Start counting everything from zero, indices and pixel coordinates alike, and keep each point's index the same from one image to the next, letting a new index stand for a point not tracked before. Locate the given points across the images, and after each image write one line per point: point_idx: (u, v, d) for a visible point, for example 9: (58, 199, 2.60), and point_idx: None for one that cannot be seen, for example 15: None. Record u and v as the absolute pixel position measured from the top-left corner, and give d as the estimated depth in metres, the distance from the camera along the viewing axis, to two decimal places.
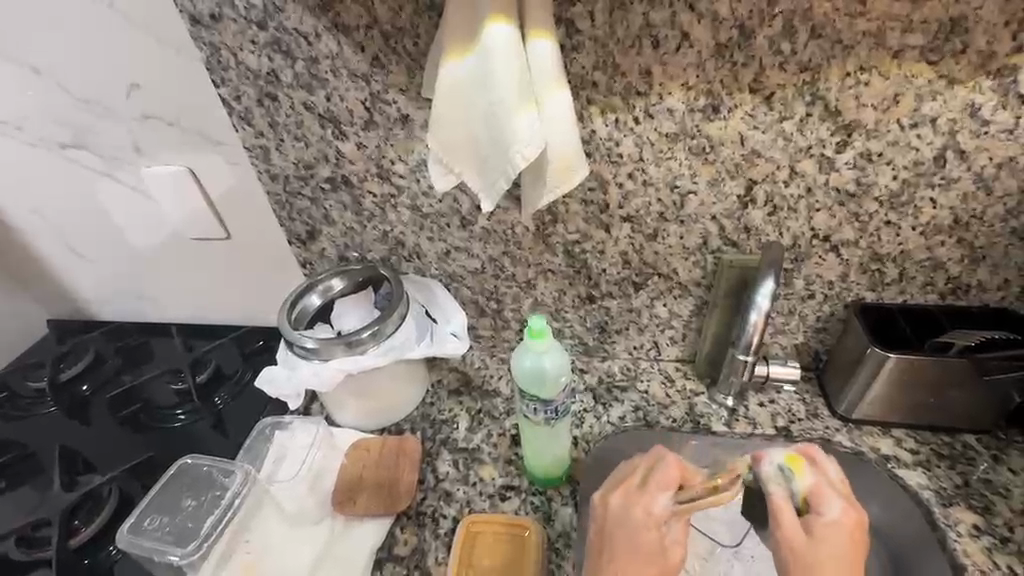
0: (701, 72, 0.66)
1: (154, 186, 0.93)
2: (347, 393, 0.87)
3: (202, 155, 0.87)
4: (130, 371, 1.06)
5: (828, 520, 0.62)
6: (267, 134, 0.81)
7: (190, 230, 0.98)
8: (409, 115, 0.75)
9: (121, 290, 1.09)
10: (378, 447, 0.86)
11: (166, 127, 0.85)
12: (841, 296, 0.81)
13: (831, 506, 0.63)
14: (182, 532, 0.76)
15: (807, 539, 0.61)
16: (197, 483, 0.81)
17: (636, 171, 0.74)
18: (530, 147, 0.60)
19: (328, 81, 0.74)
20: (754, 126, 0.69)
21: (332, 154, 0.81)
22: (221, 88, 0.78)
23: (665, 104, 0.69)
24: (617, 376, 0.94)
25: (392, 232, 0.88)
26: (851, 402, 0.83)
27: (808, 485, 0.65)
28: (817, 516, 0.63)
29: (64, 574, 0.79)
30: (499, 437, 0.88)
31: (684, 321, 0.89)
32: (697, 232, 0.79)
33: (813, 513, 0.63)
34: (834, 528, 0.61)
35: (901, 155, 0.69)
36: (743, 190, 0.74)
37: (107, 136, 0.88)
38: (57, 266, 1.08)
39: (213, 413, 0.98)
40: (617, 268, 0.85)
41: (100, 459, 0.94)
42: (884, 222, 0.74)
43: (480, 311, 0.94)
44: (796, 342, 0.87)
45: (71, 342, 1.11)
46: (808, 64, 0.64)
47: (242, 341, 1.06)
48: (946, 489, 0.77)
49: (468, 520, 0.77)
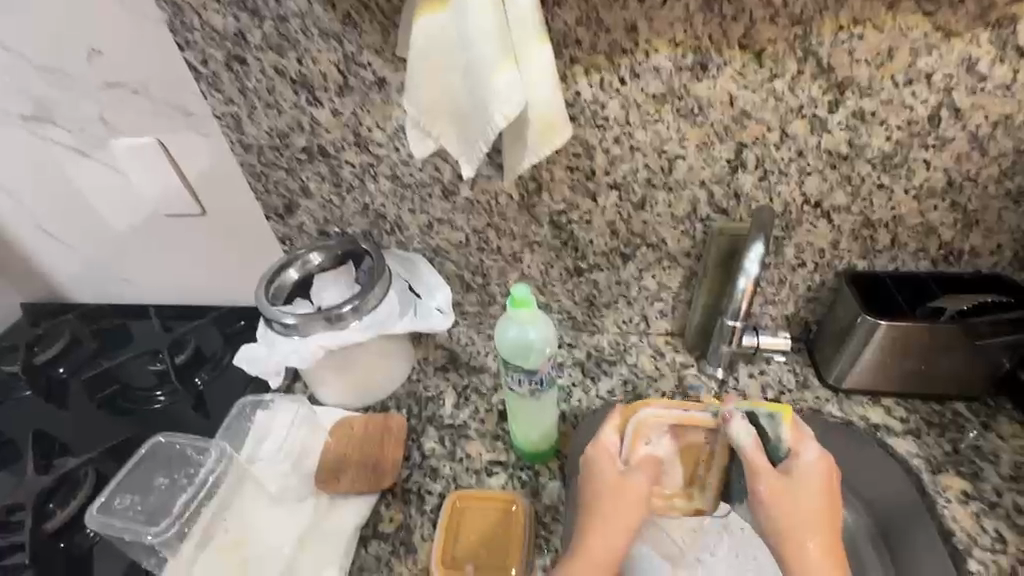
0: (688, 27, 0.63)
1: (123, 159, 0.89)
2: (329, 370, 0.85)
3: (171, 125, 0.83)
4: (108, 353, 1.03)
5: (806, 469, 0.62)
6: (238, 101, 0.77)
7: (163, 206, 0.94)
8: (385, 78, 0.72)
9: (95, 271, 1.06)
10: (362, 425, 0.84)
11: (132, 95, 0.81)
12: (832, 263, 0.80)
13: (807, 451, 0.63)
14: (153, 510, 0.74)
15: (784, 486, 0.61)
16: (172, 462, 0.80)
17: (622, 135, 0.72)
18: (510, 106, 0.56)
19: (299, 42, 0.70)
20: (744, 85, 0.66)
21: (307, 122, 0.78)
22: (187, 52, 0.74)
23: (651, 63, 0.66)
24: (605, 350, 0.92)
25: (372, 204, 0.85)
26: (840, 372, 0.82)
27: (789, 437, 0.64)
28: (795, 463, 0.62)
29: (40, 558, 0.77)
30: (486, 412, 0.87)
31: (673, 293, 0.87)
32: (686, 200, 0.77)
33: (790, 462, 0.63)
34: (811, 474, 0.62)
35: (894, 114, 0.66)
36: (732, 154, 0.72)
37: (70, 106, 0.84)
38: (27, 246, 1.04)
39: (193, 394, 0.96)
40: (604, 239, 0.83)
41: (76, 442, 0.92)
42: (877, 186, 0.72)
43: (466, 286, 0.92)
44: (786, 313, 0.86)
45: (45, 324, 1.08)
46: (800, 17, 0.62)
47: (222, 321, 1.04)
48: (936, 456, 0.77)
49: (455, 495, 0.76)
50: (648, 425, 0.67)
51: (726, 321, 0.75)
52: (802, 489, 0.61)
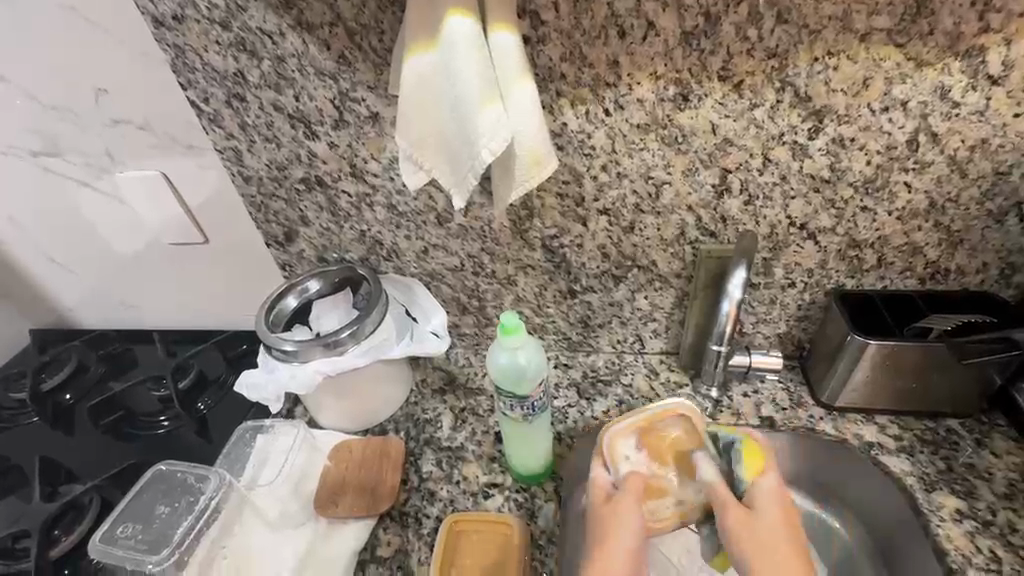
0: (668, 61, 0.65)
1: (128, 191, 0.92)
2: (329, 395, 0.86)
3: (175, 160, 0.86)
4: (114, 380, 1.05)
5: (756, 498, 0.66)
6: (238, 136, 0.80)
7: (167, 235, 0.97)
8: (379, 112, 0.74)
9: (103, 297, 1.09)
10: (361, 447, 0.86)
11: (136, 131, 0.84)
12: (821, 283, 0.81)
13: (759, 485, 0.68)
14: (155, 539, 0.75)
15: (748, 513, 0.64)
16: (173, 490, 0.81)
17: (610, 163, 0.74)
18: (495, 142, 0.59)
19: (296, 80, 0.73)
20: (725, 115, 0.68)
21: (304, 155, 0.80)
22: (189, 90, 0.77)
23: (634, 95, 0.68)
24: (601, 370, 0.94)
25: (369, 232, 0.87)
26: (834, 390, 0.83)
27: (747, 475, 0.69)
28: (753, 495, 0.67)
29: None
30: (483, 435, 0.88)
31: (666, 314, 0.89)
32: (674, 223, 0.79)
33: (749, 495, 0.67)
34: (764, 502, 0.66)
35: (873, 140, 0.68)
36: (717, 179, 0.73)
37: (77, 142, 0.87)
38: (35, 275, 1.08)
39: (196, 418, 0.97)
40: (595, 262, 0.85)
41: (82, 468, 0.93)
42: (860, 208, 0.74)
43: (462, 309, 0.94)
44: (778, 332, 0.88)
45: (52, 351, 1.10)
46: (776, 50, 0.63)
47: (225, 346, 1.06)
48: (930, 474, 0.77)
49: (451, 520, 0.76)
50: (618, 442, 0.75)
51: (712, 344, 0.78)
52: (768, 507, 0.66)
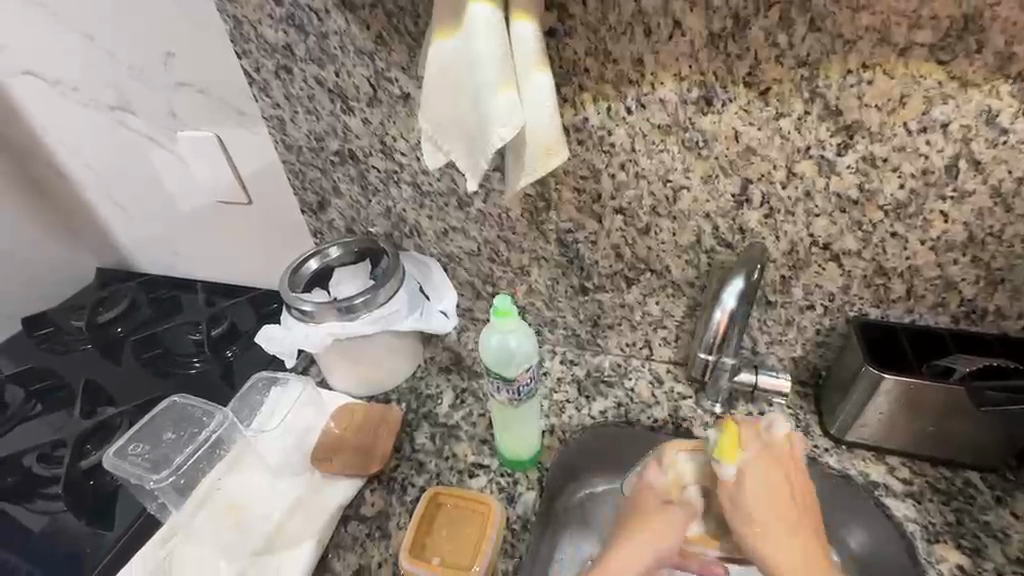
0: (693, 62, 0.65)
1: (186, 149, 1.00)
2: (338, 358, 0.91)
3: (228, 124, 0.93)
4: (158, 320, 1.15)
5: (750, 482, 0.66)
6: (283, 106, 0.86)
7: (216, 193, 1.05)
8: (410, 93, 0.78)
9: (158, 245, 1.19)
10: (362, 411, 0.89)
11: (196, 94, 0.92)
12: (842, 309, 0.78)
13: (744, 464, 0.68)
14: (158, 460, 0.85)
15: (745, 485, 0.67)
16: (181, 420, 0.91)
17: (628, 162, 0.74)
18: (506, 129, 0.60)
19: (337, 57, 0.77)
20: (749, 122, 0.66)
21: (340, 128, 0.85)
22: (243, 60, 0.84)
23: (657, 95, 0.68)
24: (606, 371, 0.94)
25: (394, 208, 0.91)
26: (844, 423, 0.79)
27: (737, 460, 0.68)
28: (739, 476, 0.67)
29: (70, 492, 0.87)
30: (479, 416, 0.90)
31: (677, 322, 0.88)
32: (690, 229, 0.77)
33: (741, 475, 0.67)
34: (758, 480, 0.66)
35: (908, 161, 0.64)
36: (737, 189, 0.72)
37: (146, 99, 0.96)
38: (104, 217, 1.20)
39: (223, 363, 1.06)
40: (609, 261, 0.85)
41: (119, 394, 1.03)
42: (890, 234, 0.70)
43: (476, 293, 0.97)
44: (793, 355, 0.85)
45: (112, 288, 1.22)
46: (807, 58, 0.61)
47: (258, 302, 1.14)
48: (935, 525, 0.73)
49: (432, 492, 0.78)
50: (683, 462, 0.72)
51: (700, 352, 0.73)
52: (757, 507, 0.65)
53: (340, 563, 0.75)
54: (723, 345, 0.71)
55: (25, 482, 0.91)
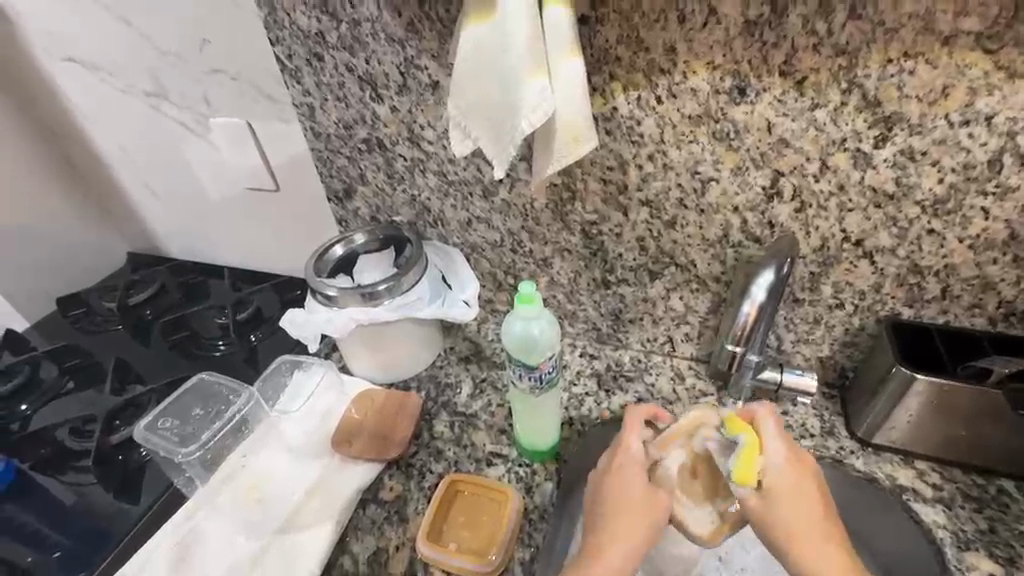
0: (728, 51, 0.64)
1: (218, 136, 1.02)
2: (360, 344, 0.91)
3: (259, 111, 0.95)
4: (186, 304, 1.18)
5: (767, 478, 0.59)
6: (313, 93, 0.87)
7: (245, 180, 1.06)
8: (439, 81, 0.78)
9: (188, 231, 1.22)
10: (382, 397, 0.90)
11: (230, 81, 0.94)
12: (874, 308, 0.76)
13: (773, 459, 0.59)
14: (184, 435, 0.88)
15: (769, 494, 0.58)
16: (207, 398, 0.94)
17: (656, 153, 0.73)
18: (536, 114, 0.60)
19: (368, 44, 0.78)
20: (783, 113, 0.65)
21: (368, 116, 0.86)
22: (276, 47, 0.85)
23: (688, 84, 0.67)
24: (626, 366, 0.93)
25: (419, 197, 0.92)
26: (872, 425, 0.77)
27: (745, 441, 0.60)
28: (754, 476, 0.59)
29: (100, 466, 0.89)
30: (498, 407, 0.90)
31: (700, 318, 0.87)
32: (718, 223, 0.76)
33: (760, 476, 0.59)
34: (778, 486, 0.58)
35: (949, 155, 0.63)
36: (768, 182, 0.71)
37: (181, 86, 0.99)
38: (138, 202, 1.23)
39: (247, 347, 1.07)
40: (633, 254, 0.84)
41: (148, 374, 1.05)
42: (927, 230, 0.68)
43: (498, 284, 0.97)
44: (820, 355, 0.83)
45: (143, 272, 1.26)
46: (845, 47, 0.60)
47: (282, 289, 1.16)
48: (967, 532, 0.71)
49: (450, 479, 0.78)
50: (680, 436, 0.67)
51: (727, 345, 0.72)
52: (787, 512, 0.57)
53: (357, 545, 0.76)
54: (751, 338, 0.69)
55: (57, 455, 0.93)
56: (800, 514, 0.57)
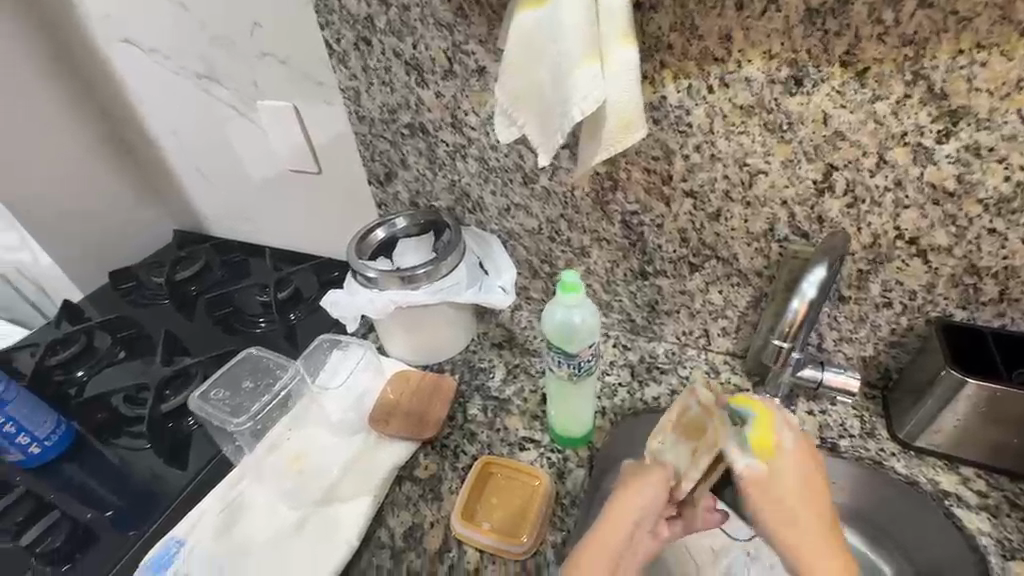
0: (786, 39, 0.62)
1: (264, 118, 1.05)
2: (398, 326, 0.93)
3: (304, 96, 0.97)
4: (229, 282, 1.23)
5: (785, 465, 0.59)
6: (359, 77, 0.88)
7: (289, 162, 1.09)
8: (485, 67, 0.78)
9: (231, 210, 1.26)
10: (417, 378, 0.92)
11: (278, 64, 0.96)
12: (923, 309, 0.74)
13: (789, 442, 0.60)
14: (236, 406, 0.91)
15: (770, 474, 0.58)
16: (257, 372, 0.97)
17: (704, 144, 0.72)
18: (587, 102, 0.60)
19: (416, 29, 0.79)
20: (841, 104, 0.63)
21: (413, 101, 0.86)
22: (325, 31, 0.85)
23: (743, 73, 0.65)
24: (659, 358, 0.93)
25: (459, 183, 0.93)
26: (915, 427, 0.76)
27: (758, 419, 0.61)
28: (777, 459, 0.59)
29: (152, 431, 0.93)
30: (531, 392, 0.92)
31: (739, 313, 0.86)
32: (764, 217, 0.75)
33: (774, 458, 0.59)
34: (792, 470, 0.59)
35: (1017, 152, 0.60)
36: (820, 176, 0.69)
37: (232, 69, 1.01)
38: (184, 180, 1.27)
39: (286, 325, 1.11)
40: (673, 246, 0.83)
41: (195, 346, 1.10)
42: (987, 230, 0.65)
43: (533, 272, 0.98)
44: (863, 355, 0.82)
45: (189, 249, 1.30)
46: (913, 37, 0.58)
47: (320, 270, 1.20)
48: (1012, 541, 0.69)
49: (485, 459, 0.80)
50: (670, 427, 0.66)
51: (774, 339, 0.68)
52: (784, 477, 0.58)
53: (394, 519, 0.78)
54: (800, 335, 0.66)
55: (112, 420, 0.98)
56: (811, 498, 0.58)
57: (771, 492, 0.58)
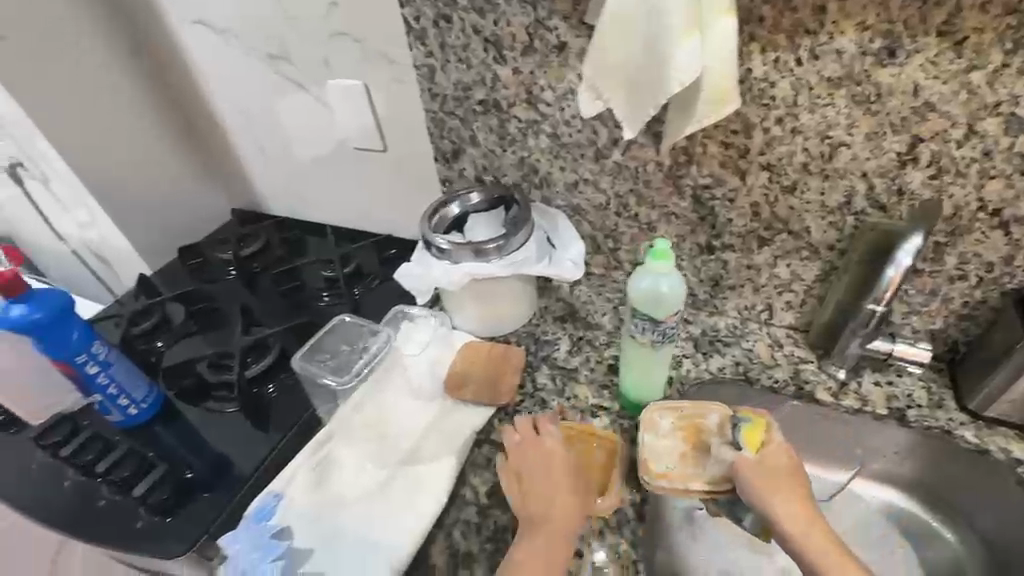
0: (883, 10, 0.63)
1: (333, 97, 1.07)
2: (469, 298, 0.96)
3: (377, 74, 1.00)
4: (291, 258, 1.27)
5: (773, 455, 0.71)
6: (436, 54, 0.90)
7: (355, 140, 1.12)
8: (567, 42, 0.80)
9: (291, 188, 1.30)
10: (487, 348, 0.95)
11: (353, 43, 0.98)
12: (999, 280, 0.75)
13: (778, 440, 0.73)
14: (336, 367, 0.97)
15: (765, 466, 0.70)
16: (352, 336, 1.02)
17: (786, 117, 0.73)
18: (686, 75, 0.61)
19: (499, 5, 0.80)
20: (933, 75, 0.65)
21: (489, 78, 0.88)
22: (405, 8, 0.88)
23: (834, 45, 0.66)
24: (722, 332, 0.95)
25: (528, 159, 0.95)
26: (985, 399, 0.78)
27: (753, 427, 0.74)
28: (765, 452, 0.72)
29: (241, 395, 0.97)
30: (597, 362, 0.95)
31: (806, 286, 0.88)
32: (841, 189, 0.76)
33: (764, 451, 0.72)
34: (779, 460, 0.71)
35: None
36: (904, 148, 0.70)
37: (305, 49, 1.04)
38: (245, 159, 1.31)
39: (351, 300, 1.15)
40: (744, 220, 0.85)
41: (265, 319, 1.14)
42: None
43: (597, 247, 1.00)
44: (931, 328, 0.83)
45: (250, 227, 1.34)
46: (1015, 6, 0.59)
47: (381, 247, 1.23)
48: None
49: (562, 426, 0.82)
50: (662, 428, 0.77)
51: (869, 303, 0.73)
52: (776, 467, 0.70)
53: (477, 479, 0.82)
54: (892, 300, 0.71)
55: (195, 387, 1.03)
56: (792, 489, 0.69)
57: (778, 489, 0.68)
